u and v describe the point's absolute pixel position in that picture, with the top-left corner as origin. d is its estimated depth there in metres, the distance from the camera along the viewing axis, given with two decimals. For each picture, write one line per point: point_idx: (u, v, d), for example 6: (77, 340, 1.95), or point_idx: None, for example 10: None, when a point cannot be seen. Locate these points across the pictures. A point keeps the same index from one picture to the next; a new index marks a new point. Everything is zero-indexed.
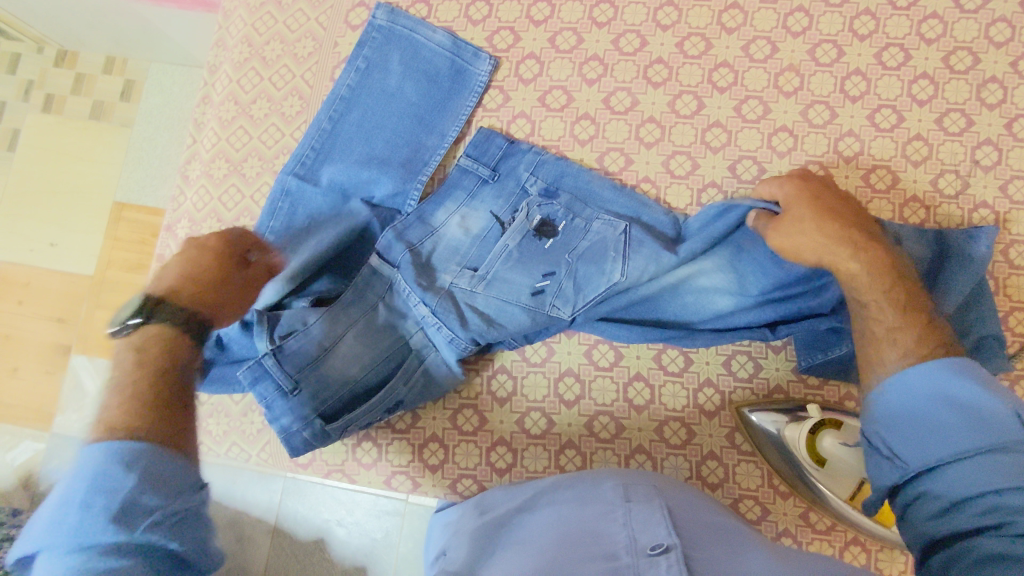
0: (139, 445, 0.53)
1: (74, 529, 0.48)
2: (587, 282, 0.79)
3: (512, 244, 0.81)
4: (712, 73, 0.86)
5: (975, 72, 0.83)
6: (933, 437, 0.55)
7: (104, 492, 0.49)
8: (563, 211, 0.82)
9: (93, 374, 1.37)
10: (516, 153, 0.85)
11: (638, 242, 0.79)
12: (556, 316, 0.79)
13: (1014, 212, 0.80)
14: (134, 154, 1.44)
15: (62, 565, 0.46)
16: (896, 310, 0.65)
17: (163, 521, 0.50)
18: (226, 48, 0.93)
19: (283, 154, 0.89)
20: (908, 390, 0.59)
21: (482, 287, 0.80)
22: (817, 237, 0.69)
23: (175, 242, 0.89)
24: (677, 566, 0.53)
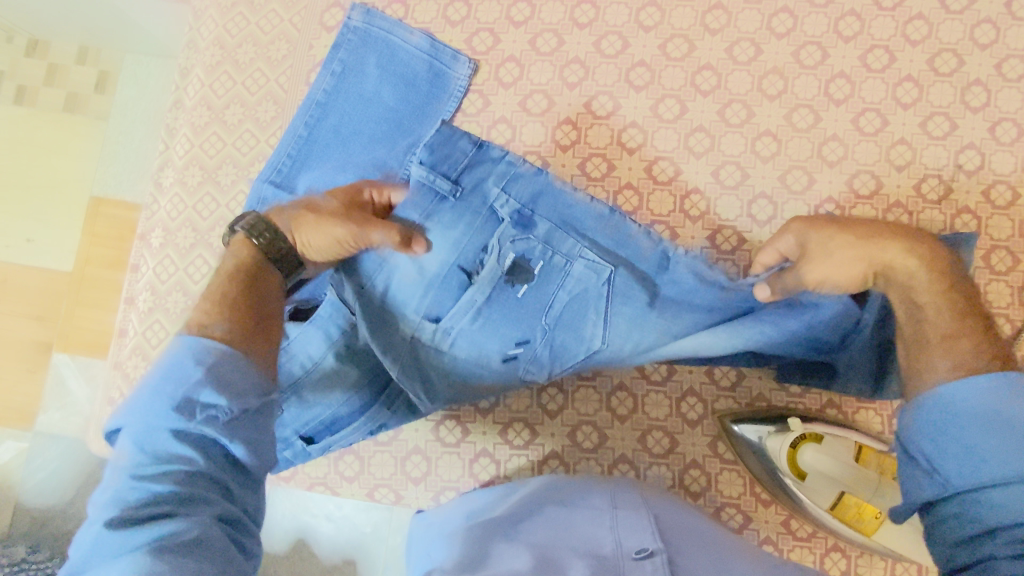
0: (218, 349, 0.53)
1: (148, 409, 0.50)
2: (565, 350, 0.76)
3: (480, 299, 0.75)
4: (695, 76, 0.85)
5: (959, 74, 0.82)
6: (983, 457, 0.52)
7: (176, 381, 0.51)
8: (541, 248, 0.75)
9: (76, 372, 1.34)
10: (483, 163, 0.76)
11: (623, 296, 0.74)
12: (530, 378, 0.78)
13: (996, 217, 0.80)
14: (110, 149, 1.40)
15: (139, 447, 0.49)
16: (954, 313, 0.60)
17: (226, 419, 0.50)
18: (197, 50, 0.90)
19: (259, 161, 0.87)
20: (958, 405, 0.54)
21: (446, 344, 0.76)
22: (855, 253, 0.64)
23: (150, 252, 0.87)
24: (663, 569, 0.53)
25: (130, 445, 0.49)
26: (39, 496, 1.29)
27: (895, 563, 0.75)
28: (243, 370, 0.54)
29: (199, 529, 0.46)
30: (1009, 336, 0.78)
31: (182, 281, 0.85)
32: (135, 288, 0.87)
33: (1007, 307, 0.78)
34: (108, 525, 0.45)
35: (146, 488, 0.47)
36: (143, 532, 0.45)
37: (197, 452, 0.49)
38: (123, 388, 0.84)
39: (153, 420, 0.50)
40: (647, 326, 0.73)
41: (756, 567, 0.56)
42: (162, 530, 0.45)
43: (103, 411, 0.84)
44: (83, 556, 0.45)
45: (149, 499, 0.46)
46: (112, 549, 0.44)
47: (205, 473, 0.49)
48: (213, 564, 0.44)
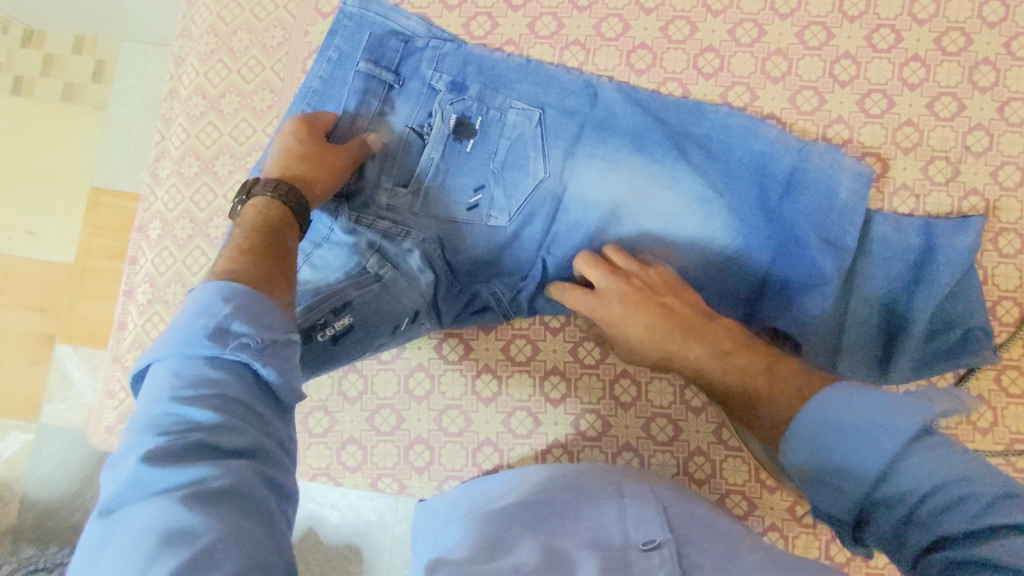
0: (246, 288, 0.51)
1: (183, 340, 0.47)
2: (517, 186, 0.79)
3: (436, 156, 0.79)
4: (698, 58, 0.83)
5: (967, 53, 0.80)
6: (845, 477, 0.49)
7: (208, 312, 0.48)
8: (475, 104, 0.80)
9: (80, 364, 1.34)
10: (414, 52, 0.82)
11: (556, 135, 0.79)
12: (496, 225, 0.80)
13: (1004, 199, 0.78)
14: (108, 139, 1.39)
15: (171, 377, 0.46)
16: (761, 375, 0.63)
17: (258, 348, 0.48)
18: (191, 39, 0.89)
19: (255, 151, 0.86)
20: (809, 444, 0.52)
21: (419, 205, 0.79)
22: (657, 336, 0.71)
23: (148, 244, 0.86)
24: (671, 562, 0.53)
25: (164, 375, 0.46)
26: (45, 487, 1.29)
27: None
28: (271, 309, 0.51)
29: (234, 475, 0.42)
30: (1018, 320, 0.77)
31: (181, 272, 0.84)
32: (134, 281, 0.87)
33: (1015, 291, 0.77)
34: (147, 458, 0.41)
35: (178, 415, 0.44)
36: (179, 473, 0.41)
37: (231, 377, 0.47)
38: (123, 381, 0.83)
39: (188, 349, 0.47)
40: (588, 173, 0.79)
41: (765, 556, 0.56)
42: (196, 473, 0.41)
43: (105, 404, 0.84)
44: (116, 493, 0.41)
45: (183, 428, 0.43)
46: (146, 485, 0.41)
47: (238, 403, 0.46)
48: (250, 512, 0.41)
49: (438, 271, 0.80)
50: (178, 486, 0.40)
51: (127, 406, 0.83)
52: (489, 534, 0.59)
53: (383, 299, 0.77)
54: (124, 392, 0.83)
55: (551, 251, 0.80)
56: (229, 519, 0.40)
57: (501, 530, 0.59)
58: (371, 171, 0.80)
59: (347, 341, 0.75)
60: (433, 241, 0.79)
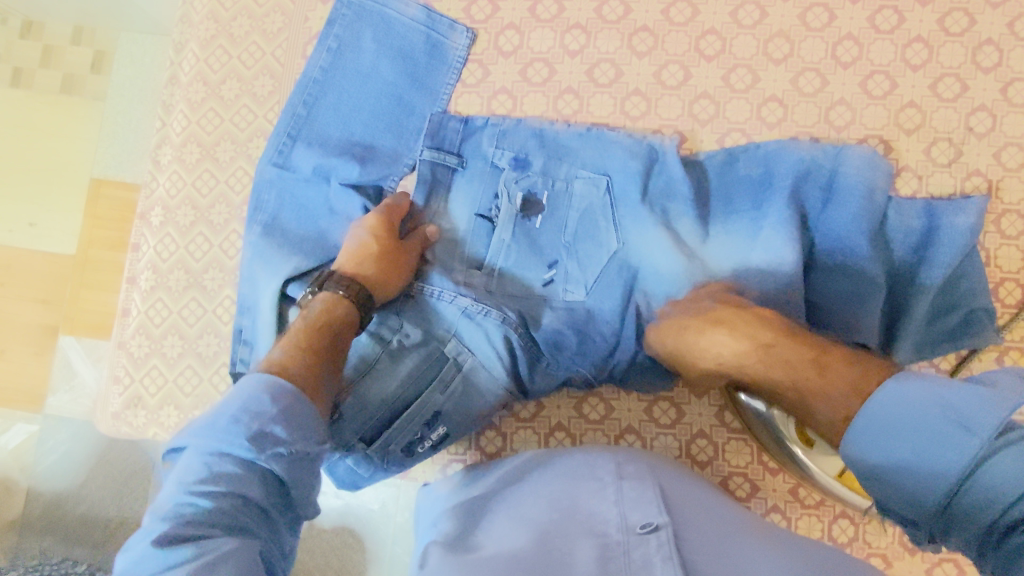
0: (295, 392, 0.55)
1: (219, 433, 0.51)
2: (590, 259, 0.76)
3: (507, 238, 0.77)
4: (699, 40, 0.83)
5: (970, 34, 0.80)
6: (931, 464, 0.46)
7: (252, 412, 0.52)
8: (539, 178, 0.79)
9: (83, 354, 1.35)
10: (475, 132, 0.81)
11: (624, 202, 0.76)
12: (572, 299, 0.76)
13: (1007, 180, 0.78)
14: (109, 129, 1.38)
15: (201, 465, 0.50)
16: (844, 390, 0.56)
17: (288, 460, 0.52)
18: (191, 25, 0.89)
19: (257, 137, 0.86)
20: (881, 435, 0.49)
21: (495, 283, 0.77)
22: (710, 341, 0.66)
23: (150, 231, 0.86)
24: (668, 545, 0.52)
25: (194, 462, 0.50)
26: (52, 477, 1.30)
27: (903, 529, 0.75)
28: (310, 415, 0.55)
29: (237, 549, 0.46)
30: (1020, 301, 0.77)
31: (184, 259, 0.85)
32: (136, 267, 0.87)
33: (1018, 272, 0.77)
34: (162, 539, 0.46)
35: (198, 505, 0.48)
36: (187, 550, 0.45)
37: (255, 481, 0.51)
38: (128, 367, 0.83)
39: (222, 446, 0.51)
40: (657, 242, 0.74)
41: (761, 542, 0.55)
42: (201, 550, 0.45)
43: (109, 390, 0.84)
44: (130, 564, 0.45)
45: (199, 517, 0.47)
46: (156, 561, 0.45)
47: (254, 503, 0.50)
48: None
49: (519, 355, 0.76)
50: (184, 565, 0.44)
51: (132, 392, 0.83)
52: (485, 533, 0.60)
53: (470, 396, 0.76)
54: (128, 378, 0.83)
55: (635, 321, 0.75)
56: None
57: (498, 528, 0.59)
58: (443, 253, 0.79)
59: (446, 444, 0.77)
60: (514, 319, 0.75)
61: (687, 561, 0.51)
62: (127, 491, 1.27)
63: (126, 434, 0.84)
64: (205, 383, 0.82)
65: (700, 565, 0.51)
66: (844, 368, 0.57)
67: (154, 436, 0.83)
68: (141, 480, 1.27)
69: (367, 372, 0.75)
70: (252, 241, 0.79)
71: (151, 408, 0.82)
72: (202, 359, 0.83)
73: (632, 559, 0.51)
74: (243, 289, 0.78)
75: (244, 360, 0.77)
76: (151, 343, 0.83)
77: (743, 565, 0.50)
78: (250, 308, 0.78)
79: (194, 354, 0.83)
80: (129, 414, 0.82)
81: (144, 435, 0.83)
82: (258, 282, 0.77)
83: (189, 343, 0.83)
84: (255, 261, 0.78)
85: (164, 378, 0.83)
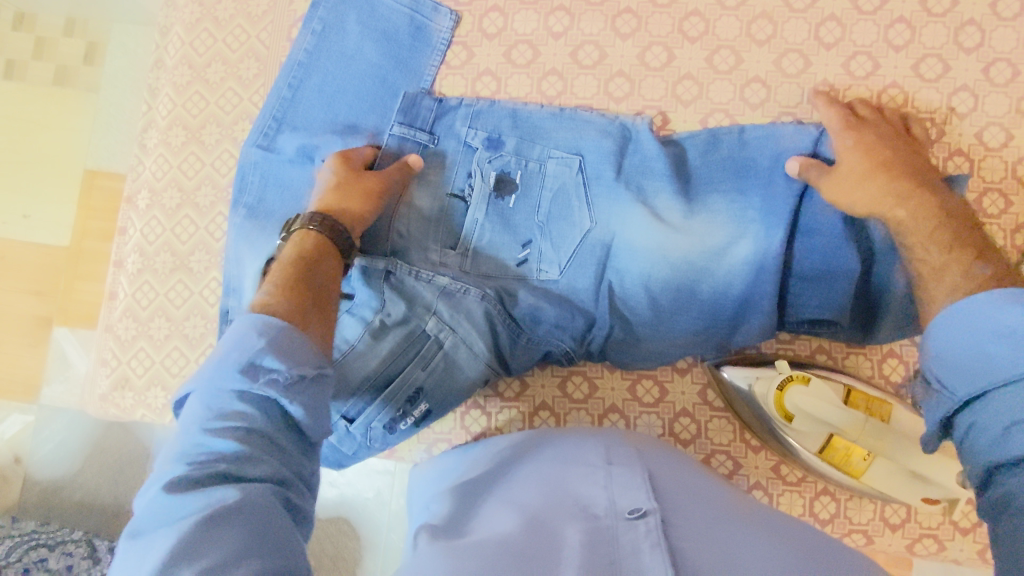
0: (281, 325, 0.54)
1: (216, 375, 0.51)
2: (564, 238, 0.77)
3: (481, 217, 0.78)
4: (683, 22, 0.83)
5: (952, 14, 0.80)
6: (986, 363, 0.48)
7: (241, 349, 0.51)
8: (513, 158, 0.79)
9: (78, 344, 1.35)
10: (448, 112, 0.81)
11: (597, 181, 0.77)
12: (546, 279, 0.77)
13: (989, 159, 0.79)
14: (101, 120, 1.38)
15: (203, 411, 0.49)
16: (944, 248, 0.62)
17: (285, 383, 0.50)
18: (176, 9, 0.89)
19: (243, 120, 0.86)
20: (955, 327, 0.52)
21: (469, 263, 0.78)
22: (870, 186, 0.68)
23: (136, 214, 0.87)
24: (657, 532, 0.51)
25: (197, 409, 0.50)
26: (48, 465, 1.30)
27: (884, 505, 0.76)
28: (301, 343, 0.53)
29: (244, 492, 0.44)
30: None
31: (170, 241, 0.85)
32: (123, 250, 0.87)
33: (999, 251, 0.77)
34: (174, 485, 0.45)
35: (204, 447, 0.47)
36: (198, 497, 0.44)
37: (256, 412, 0.49)
38: (115, 349, 0.84)
39: (219, 385, 0.50)
40: (634, 220, 0.75)
41: (751, 528, 0.53)
42: (209, 496, 0.44)
43: (97, 372, 0.84)
44: (144, 520, 0.44)
45: (208, 459, 0.46)
46: (168, 511, 0.44)
47: (262, 436, 0.49)
48: (263, 524, 0.43)
49: (499, 332, 0.77)
50: (193, 511, 0.43)
51: (120, 374, 0.83)
52: (477, 514, 0.59)
53: (450, 374, 0.78)
54: (115, 360, 0.84)
55: (608, 299, 0.76)
56: (241, 530, 0.42)
57: (488, 512, 0.59)
58: (418, 231, 0.79)
59: (429, 420, 0.79)
60: (493, 296, 0.76)
61: (676, 547, 0.50)
62: (122, 479, 1.27)
63: (114, 415, 0.85)
64: (193, 364, 0.83)
65: (688, 552, 0.49)
66: (978, 260, 0.60)
67: (142, 417, 0.83)
68: (136, 467, 1.27)
69: (350, 354, 0.75)
70: (239, 223, 0.79)
71: (138, 389, 0.83)
72: (189, 340, 0.83)
73: (621, 547, 0.50)
74: (229, 269, 0.79)
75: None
76: (138, 325, 0.84)
77: (732, 556, 0.49)
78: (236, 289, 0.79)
79: (181, 336, 0.83)
80: (117, 396, 0.83)
81: (132, 417, 0.84)
82: (244, 264, 0.77)
83: (176, 325, 0.84)
84: (240, 242, 0.79)
85: (151, 360, 0.83)
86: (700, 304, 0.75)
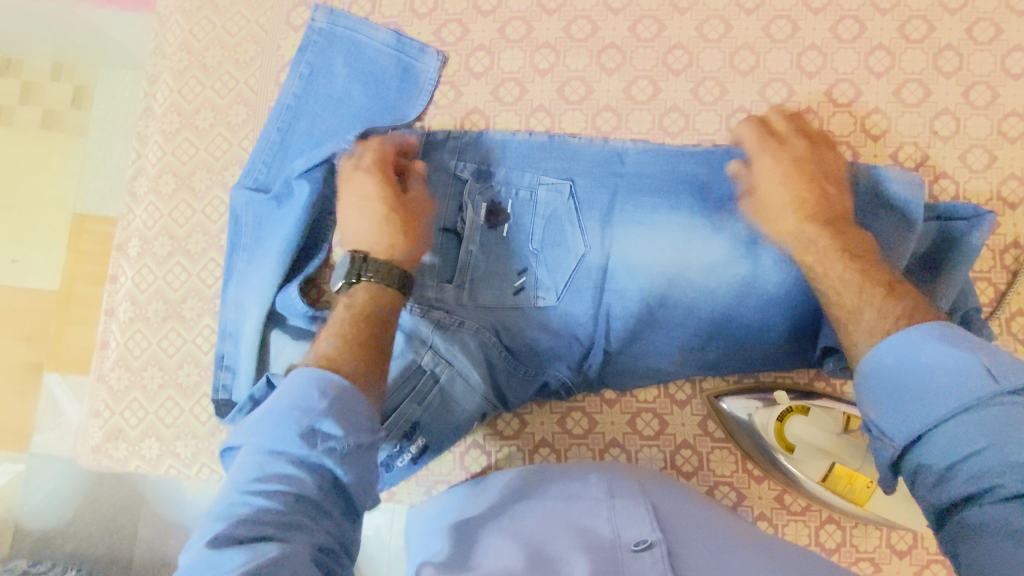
0: (343, 383, 0.54)
1: (274, 432, 0.50)
2: (558, 265, 0.77)
3: (474, 249, 0.78)
4: (667, 55, 0.84)
5: (930, 40, 0.81)
6: (911, 403, 0.50)
7: (302, 408, 0.51)
8: (502, 188, 0.80)
9: (69, 391, 1.33)
10: (435, 147, 0.82)
11: (588, 205, 0.78)
12: (543, 305, 0.77)
13: (974, 181, 0.80)
14: (91, 164, 1.39)
15: (258, 467, 0.49)
16: (852, 291, 0.63)
17: (343, 452, 0.50)
18: (163, 57, 0.90)
19: (233, 166, 0.87)
20: (889, 368, 0.53)
21: (466, 297, 0.77)
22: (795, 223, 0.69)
23: (127, 262, 0.86)
24: (664, 564, 0.50)
25: (248, 464, 0.49)
26: (39, 516, 1.28)
27: (890, 532, 0.76)
28: (360, 410, 0.53)
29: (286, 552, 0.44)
30: (992, 299, 0.78)
31: (162, 289, 0.85)
32: (113, 299, 0.86)
33: (988, 271, 0.79)
34: (217, 541, 0.44)
35: (256, 504, 0.46)
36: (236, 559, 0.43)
37: (308, 476, 0.48)
38: (107, 401, 0.83)
39: (277, 443, 0.50)
40: (622, 238, 0.77)
41: (759, 558, 0.52)
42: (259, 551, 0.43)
43: (89, 425, 0.83)
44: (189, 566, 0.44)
45: (258, 516, 0.46)
46: (207, 566, 0.43)
47: (311, 500, 0.48)
48: None
49: (495, 364, 0.76)
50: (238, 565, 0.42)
51: (113, 426, 0.82)
52: (481, 546, 0.58)
53: (447, 408, 0.76)
54: (107, 412, 0.83)
55: (606, 322, 0.76)
56: None
57: (492, 547, 0.57)
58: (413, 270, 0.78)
59: (426, 456, 0.78)
60: (489, 329, 0.76)
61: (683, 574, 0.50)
62: (116, 529, 1.25)
63: (107, 467, 0.83)
64: (187, 414, 0.82)
65: None
66: (888, 297, 0.60)
67: (135, 469, 0.82)
68: (130, 517, 1.25)
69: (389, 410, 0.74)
70: (240, 268, 0.81)
71: (132, 441, 0.81)
72: (183, 389, 0.82)
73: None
74: (224, 315, 0.80)
75: (227, 386, 0.79)
76: (131, 375, 0.83)
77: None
78: (234, 334, 0.80)
79: (174, 385, 0.82)
80: (110, 447, 0.82)
81: (125, 468, 0.83)
82: (245, 307, 0.79)
83: (169, 373, 0.83)
84: (240, 287, 0.80)
85: (145, 411, 0.82)
86: (699, 331, 0.75)
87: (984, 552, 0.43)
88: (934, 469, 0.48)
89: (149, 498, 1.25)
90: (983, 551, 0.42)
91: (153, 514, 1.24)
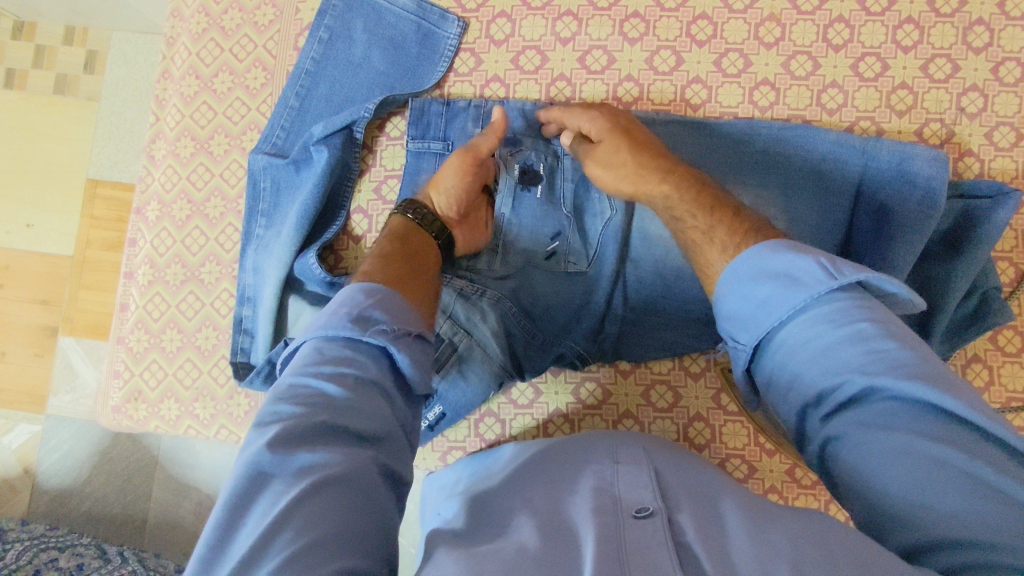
0: (382, 288, 0.56)
1: (326, 324, 0.51)
2: (593, 232, 0.79)
3: (508, 211, 0.81)
4: (691, 25, 0.83)
5: (961, 14, 0.80)
6: (760, 307, 0.51)
7: (348, 304, 0.53)
8: (535, 157, 0.81)
9: (82, 355, 1.35)
10: (457, 115, 0.82)
11: None
12: (574, 269, 0.78)
13: (999, 159, 0.78)
14: (104, 130, 1.38)
15: (315, 353, 0.49)
16: (704, 211, 0.64)
17: (393, 333, 0.51)
18: (183, 20, 0.90)
19: (251, 130, 0.86)
20: (737, 283, 0.54)
21: (498, 264, 0.80)
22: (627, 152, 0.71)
23: (146, 226, 0.87)
24: (663, 532, 0.47)
25: (306, 355, 0.49)
26: (53, 475, 1.30)
27: None
28: (406, 310, 0.55)
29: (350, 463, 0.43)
30: (1014, 279, 0.78)
31: (181, 252, 0.85)
32: (134, 261, 0.87)
33: (1011, 251, 0.78)
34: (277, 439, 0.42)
35: (316, 386, 0.46)
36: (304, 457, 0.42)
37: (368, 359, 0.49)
38: (128, 362, 0.84)
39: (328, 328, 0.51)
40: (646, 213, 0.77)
41: (774, 514, 0.49)
42: (317, 456, 0.42)
43: (109, 385, 0.85)
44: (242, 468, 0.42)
45: (319, 399, 0.45)
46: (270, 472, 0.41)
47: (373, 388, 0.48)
48: (357, 504, 0.41)
49: (513, 333, 0.77)
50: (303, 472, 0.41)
51: (132, 386, 0.83)
52: (494, 518, 0.55)
53: (470, 374, 0.75)
54: (127, 373, 0.84)
55: (621, 293, 0.78)
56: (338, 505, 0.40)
57: (505, 516, 0.54)
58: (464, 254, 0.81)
59: (444, 423, 0.79)
60: (508, 296, 0.78)
61: (684, 547, 0.46)
62: (131, 489, 1.27)
63: (127, 427, 0.85)
64: (204, 376, 0.83)
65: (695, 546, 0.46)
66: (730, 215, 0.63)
67: (154, 429, 0.83)
68: (144, 477, 1.27)
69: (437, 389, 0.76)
70: (259, 234, 0.82)
71: (151, 402, 0.83)
72: (202, 352, 0.83)
73: (630, 540, 0.46)
74: (241, 279, 0.81)
75: (246, 349, 0.80)
76: (150, 337, 0.84)
77: (733, 547, 0.45)
78: (252, 298, 0.81)
79: (193, 347, 0.83)
80: (129, 407, 0.83)
81: (145, 428, 0.84)
82: (264, 272, 0.79)
83: (187, 337, 0.84)
84: (257, 252, 0.81)
85: (164, 373, 0.83)
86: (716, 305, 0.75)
87: (846, 448, 0.44)
88: (792, 373, 0.49)
89: (162, 460, 1.27)
90: (853, 446, 0.43)
91: (167, 476, 1.26)
